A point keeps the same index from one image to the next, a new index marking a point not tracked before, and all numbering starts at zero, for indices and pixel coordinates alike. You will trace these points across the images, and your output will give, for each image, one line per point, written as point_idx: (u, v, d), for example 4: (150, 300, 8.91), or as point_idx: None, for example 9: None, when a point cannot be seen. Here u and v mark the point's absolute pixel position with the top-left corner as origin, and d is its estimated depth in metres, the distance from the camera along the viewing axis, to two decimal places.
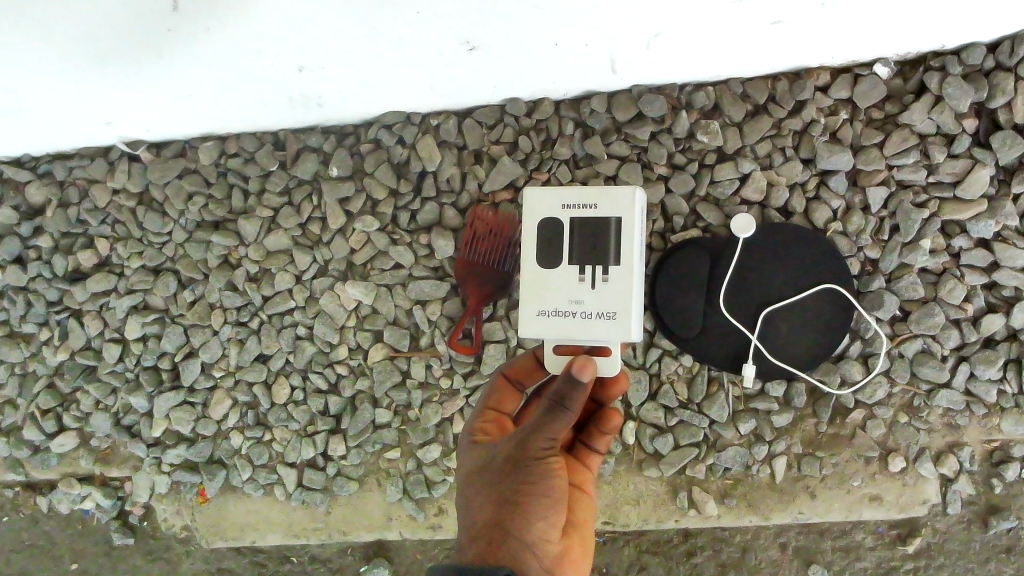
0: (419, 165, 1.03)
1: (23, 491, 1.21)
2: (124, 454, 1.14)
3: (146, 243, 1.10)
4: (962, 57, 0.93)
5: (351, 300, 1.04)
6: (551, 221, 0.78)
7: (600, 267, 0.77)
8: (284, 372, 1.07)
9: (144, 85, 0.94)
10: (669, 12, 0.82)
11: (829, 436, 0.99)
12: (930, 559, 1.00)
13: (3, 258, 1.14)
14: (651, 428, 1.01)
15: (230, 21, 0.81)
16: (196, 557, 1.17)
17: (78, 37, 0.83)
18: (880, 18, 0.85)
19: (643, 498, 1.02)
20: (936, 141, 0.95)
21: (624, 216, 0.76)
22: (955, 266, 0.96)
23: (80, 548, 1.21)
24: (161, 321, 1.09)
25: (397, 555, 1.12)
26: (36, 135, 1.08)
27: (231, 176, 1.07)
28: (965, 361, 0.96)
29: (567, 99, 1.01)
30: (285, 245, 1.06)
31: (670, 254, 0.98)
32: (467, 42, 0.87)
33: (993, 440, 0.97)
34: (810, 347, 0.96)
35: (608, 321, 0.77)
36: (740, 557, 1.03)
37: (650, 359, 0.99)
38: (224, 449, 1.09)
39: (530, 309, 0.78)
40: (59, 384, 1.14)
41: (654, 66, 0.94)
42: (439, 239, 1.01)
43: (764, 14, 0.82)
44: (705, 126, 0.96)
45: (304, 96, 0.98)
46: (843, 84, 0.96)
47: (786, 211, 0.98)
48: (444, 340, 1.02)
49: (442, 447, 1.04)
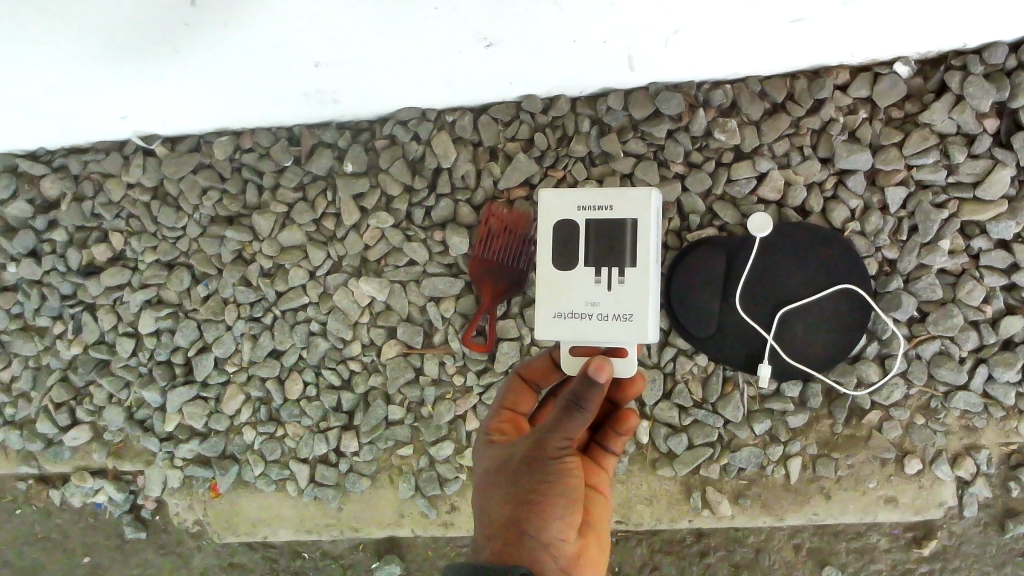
0: (435, 161, 1.03)
1: (36, 483, 1.22)
2: (136, 448, 1.15)
3: (160, 238, 1.10)
4: (984, 57, 0.92)
5: (364, 296, 1.04)
6: (567, 223, 0.78)
7: (617, 268, 0.77)
8: (297, 368, 1.07)
9: (160, 80, 0.94)
10: (690, 9, 0.82)
11: (845, 437, 0.98)
12: (946, 562, 1.00)
13: (17, 252, 1.15)
14: (665, 428, 1.00)
15: (246, 16, 0.81)
16: (208, 551, 1.18)
17: (95, 33, 0.83)
18: (904, 17, 0.84)
19: (656, 498, 1.02)
20: (957, 141, 0.94)
21: (639, 217, 0.76)
22: (975, 267, 0.95)
23: (92, 541, 1.21)
24: (174, 315, 1.10)
25: (408, 552, 1.12)
26: (51, 129, 1.08)
27: (246, 171, 1.07)
28: (984, 363, 0.95)
29: (583, 97, 1.01)
30: (299, 240, 1.06)
31: (685, 253, 0.97)
32: (485, 38, 0.86)
33: (1011, 442, 0.96)
34: (826, 347, 0.95)
35: (625, 323, 0.76)
36: (752, 558, 1.03)
37: (665, 358, 0.99)
38: (237, 444, 1.09)
39: (546, 311, 0.78)
40: (73, 377, 1.14)
41: (672, 64, 0.93)
42: (454, 236, 1.00)
43: (785, 12, 0.82)
44: (722, 124, 0.96)
45: (320, 92, 0.98)
46: (863, 83, 0.95)
47: (803, 210, 0.98)
48: (458, 337, 1.02)
49: (455, 444, 1.04)
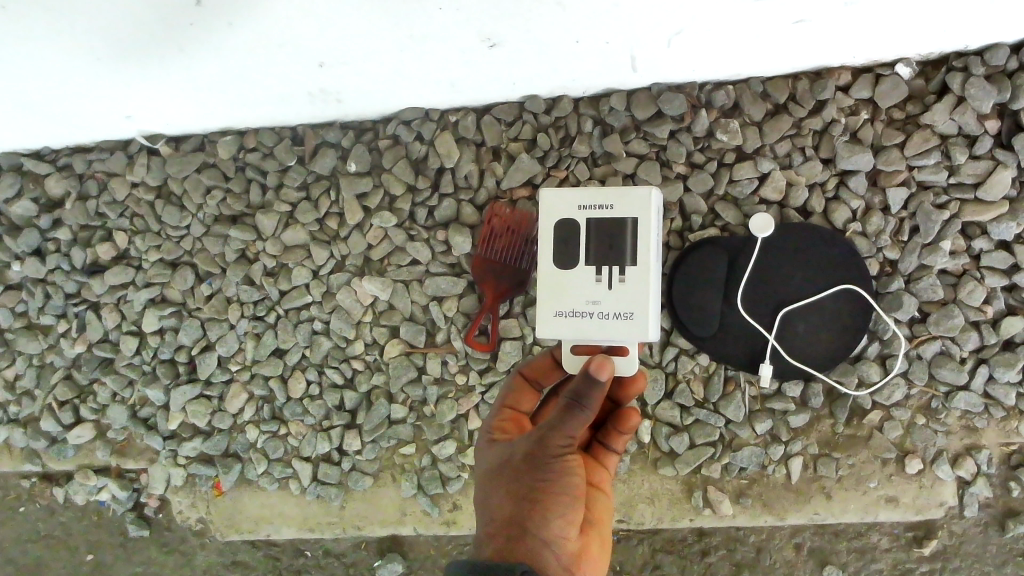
0: (438, 161, 1.03)
1: (39, 482, 1.22)
2: (140, 446, 1.15)
3: (164, 237, 1.11)
4: (985, 58, 0.92)
5: (367, 295, 1.05)
6: (568, 222, 0.79)
7: (617, 267, 0.77)
8: (300, 367, 1.08)
9: (166, 79, 0.94)
10: (693, 10, 0.82)
11: (846, 437, 0.98)
12: (946, 562, 1.00)
13: (22, 250, 1.15)
14: (666, 427, 1.01)
15: (251, 16, 0.81)
16: (211, 549, 1.18)
17: (101, 32, 0.83)
18: (906, 18, 0.84)
19: (658, 497, 1.02)
20: (958, 142, 0.94)
21: (640, 216, 0.77)
22: (976, 268, 0.95)
23: (95, 539, 1.22)
24: (178, 314, 1.10)
25: (410, 550, 1.12)
26: (57, 128, 1.08)
27: (249, 170, 1.08)
28: (985, 363, 0.95)
29: (586, 97, 1.01)
30: (303, 240, 1.06)
31: (687, 253, 0.98)
32: (489, 39, 0.87)
33: (1012, 443, 0.97)
34: (827, 347, 0.96)
35: (625, 321, 0.77)
36: (754, 557, 1.03)
37: (667, 358, 0.99)
38: (239, 443, 1.09)
39: (547, 310, 0.78)
40: (77, 376, 1.15)
41: (675, 65, 0.93)
42: (457, 236, 1.01)
43: (787, 13, 0.82)
44: (724, 125, 0.96)
45: (324, 92, 0.98)
46: (865, 84, 0.95)
47: (805, 210, 0.98)
48: (460, 337, 1.03)
49: (458, 443, 1.04)
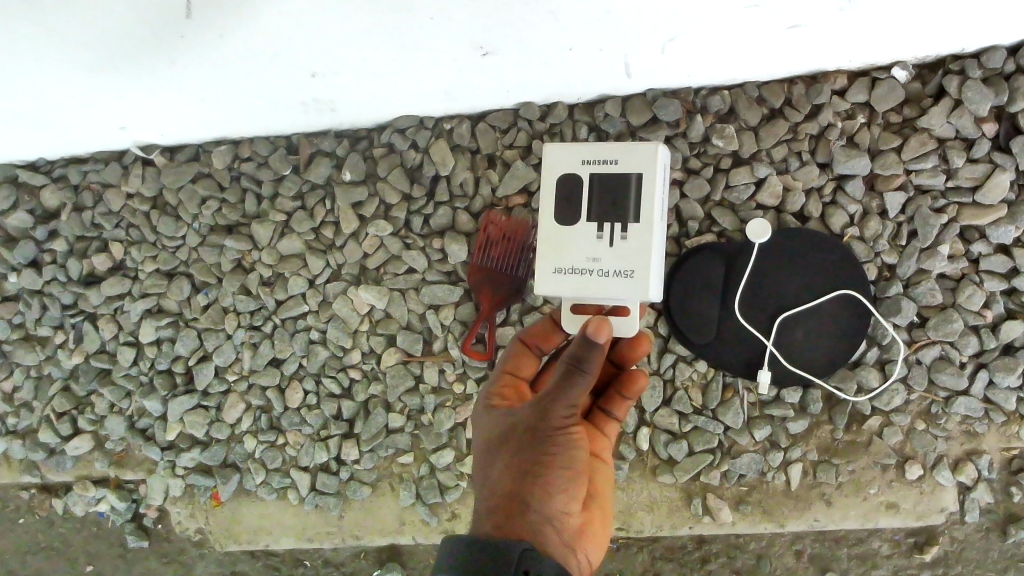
0: (433, 169, 1.02)
1: (39, 493, 1.22)
2: (138, 457, 1.15)
3: (160, 247, 1.11)
4: (983, 60, 0.91)
5: (363, 304, 1.04)
6: (572, 176, 0.79)
7: (620, 223, 0.77)
8: (297, 377, 1.08)
9: (157, 89, 0.94)
10: (686, 16, 0.82)
11: (846, 443, 0.98)
12: (948, 567, 0.99)
13: (19, 262, 1.15)
14: (665, 434, 1.00)
15: (240, 27, 0.81)
16: (209, 559, 1.18)
17: (90, 44, 0.83)
18: (904, 21, 0.83)
19: (657, 504, 1.02)
20: (956, 145, 0.94)
21: (644, 172, 0.77)
22: (975, 272, 0.95)
23: (94, 550, 1.22)
24: (175, 325, 1.10)
25: (408, 559, 1.12)
26: (51, 140, 1.08)
27: (245, 180, 1.07)
28: (985, 368, 0.95)
29: (581, 103, 1.00)
30: (298, 249, 1.06)
31: (684, 260, 0.97)
32: (481, 47, 0.86)
33: (1013, 447, 0.96)
34: (826, 354, 0.95)
35: (625, 279, 0.77)
36: (754, 564, 1.03)
37: (664, 365, 0.99)
38: (238, 453, 1.09)
39: (547, 266, 0.79)
40: (75, 387, 1.15)
41: (669, 70, 0.93)
42: (452, 244, 1.01)
43: (781, 18, 0.82)
44: (720, 130, 0.95)
45: (318, 101, 0.98)
46: (861, 88, 0.95)
47: (803, 215, 0.97)
48: (457, 345, 1.02)
49: (455, 452, 1.04)
